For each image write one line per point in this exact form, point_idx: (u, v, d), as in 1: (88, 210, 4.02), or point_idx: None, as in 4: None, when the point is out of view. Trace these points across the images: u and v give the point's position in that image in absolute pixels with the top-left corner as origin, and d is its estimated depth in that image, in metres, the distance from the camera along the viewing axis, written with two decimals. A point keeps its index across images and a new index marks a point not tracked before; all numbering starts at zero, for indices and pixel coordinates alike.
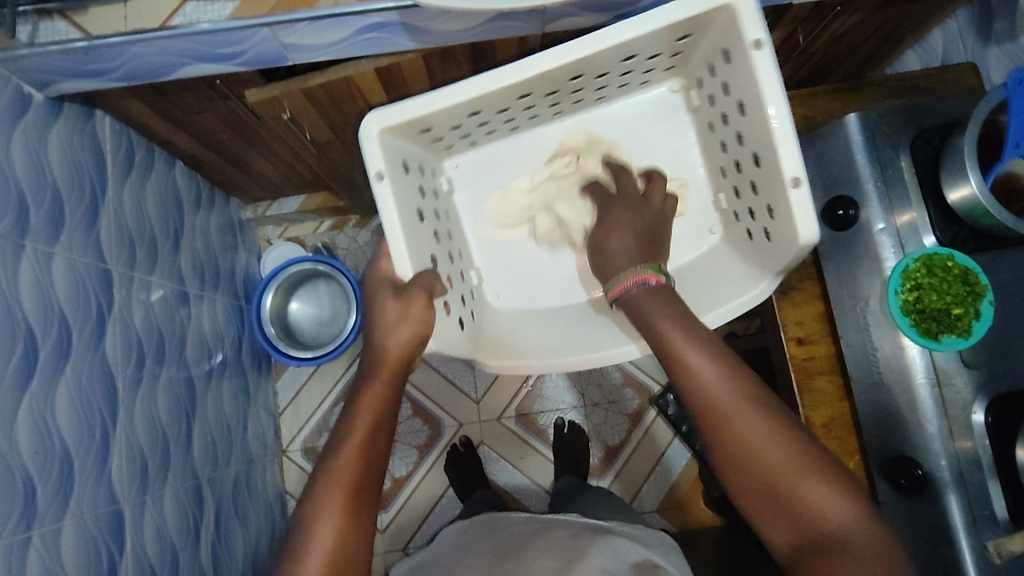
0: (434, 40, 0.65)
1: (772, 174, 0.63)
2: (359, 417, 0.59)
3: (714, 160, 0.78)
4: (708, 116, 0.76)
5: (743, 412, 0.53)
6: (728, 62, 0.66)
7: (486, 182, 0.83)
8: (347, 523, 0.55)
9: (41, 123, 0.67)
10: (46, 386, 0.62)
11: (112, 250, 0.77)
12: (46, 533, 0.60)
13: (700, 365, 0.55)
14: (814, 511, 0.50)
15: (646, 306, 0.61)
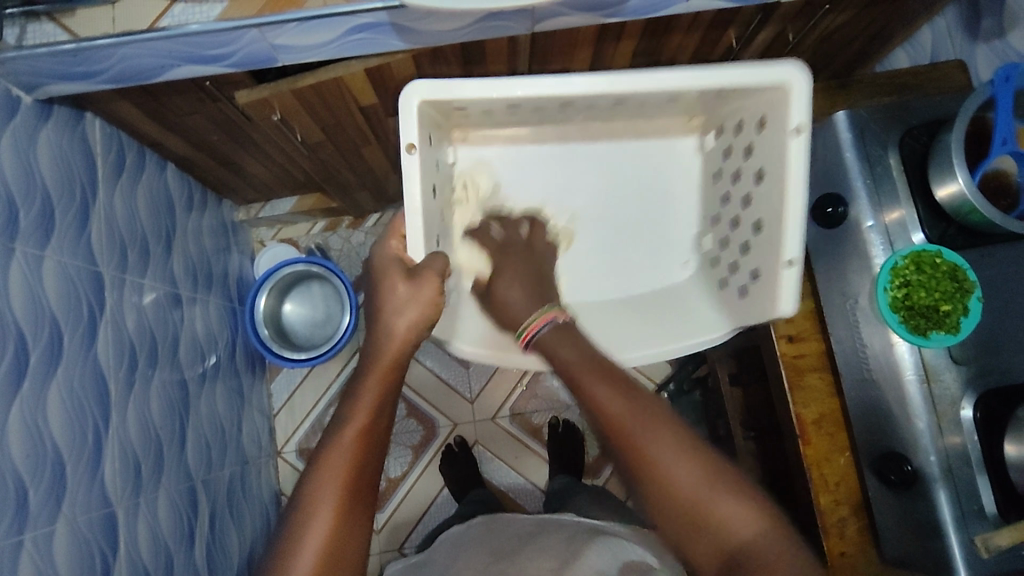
0: (423, 40, 0.65)
1: (773, 238, 0.66)
2: (358, 407, 0.58)
3: (712, 207, 0.81)
4: (719, 166, 0.79)
5: (646, 432, 0.52)
6: (762, 130, 0.69)
7: (495, 173, 0.83)
8: (343, 515, 0.54)
9: (29, 125, 0.67)
10: (38, 389, 0.62)
11: (104, 253, 0.76)
12: (38, 536, 0.60)
13: (601, 391, 0.54)
14: (724, 528, 0.49)
15: (552, 343, 0.61)
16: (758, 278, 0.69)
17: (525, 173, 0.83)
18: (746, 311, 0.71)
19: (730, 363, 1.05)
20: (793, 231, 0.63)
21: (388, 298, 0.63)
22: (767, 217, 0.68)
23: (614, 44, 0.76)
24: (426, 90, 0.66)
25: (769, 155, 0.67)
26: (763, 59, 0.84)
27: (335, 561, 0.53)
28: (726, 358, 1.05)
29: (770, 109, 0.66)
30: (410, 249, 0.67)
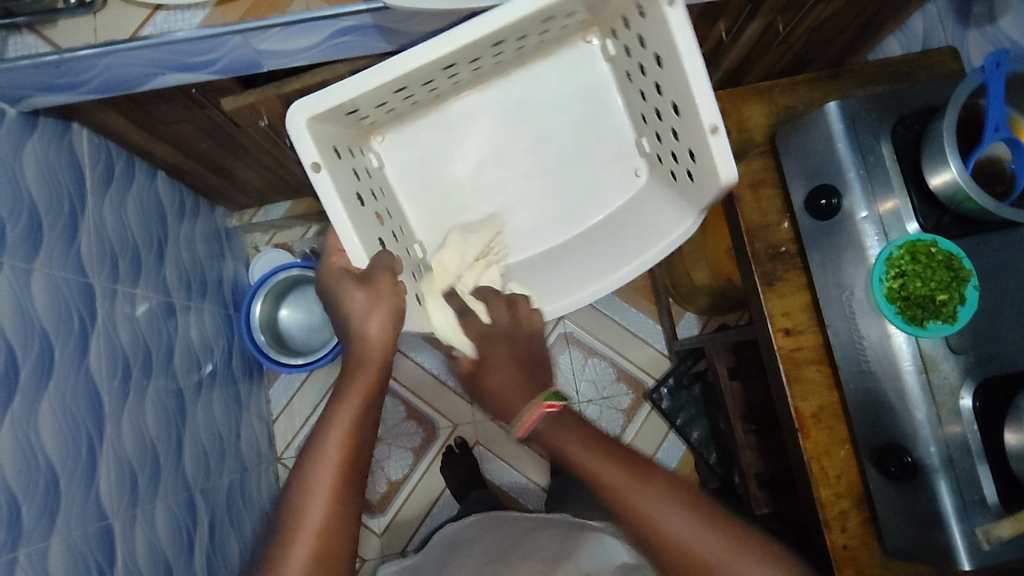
0: (409, 41, 0.64)
1: (691, 119, 0.64)
2: (350, 394, 0.59)
3: (635, 108, 0.77)
4: (625, 65, 0.74)
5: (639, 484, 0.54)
6: (643, 17, 0.64)
7: (418, 160, 0.80)
8: (337, 496, 0.54)
9: (15, 138, 0.66)
10: (30, 404, 0.62)
11: (94, 263, 0.76)
12: (32, 552, 0.60)
13: (613, 477, 0.54)
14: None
15: (555, 439, 0.58)
16: (695, 156, 0.67)
17: (442, 158, 0.80)
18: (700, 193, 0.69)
19: (728, 357, 1.04)
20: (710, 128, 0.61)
21: (348, 307, 0.63)
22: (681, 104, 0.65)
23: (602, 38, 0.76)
24: (314, 104, 0.62)
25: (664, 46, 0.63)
26: (754, 52, 0.85)
27: (335, 543, 0.53)
28: (723, 352, 1.03)
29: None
30: (352, 257, 0.64)
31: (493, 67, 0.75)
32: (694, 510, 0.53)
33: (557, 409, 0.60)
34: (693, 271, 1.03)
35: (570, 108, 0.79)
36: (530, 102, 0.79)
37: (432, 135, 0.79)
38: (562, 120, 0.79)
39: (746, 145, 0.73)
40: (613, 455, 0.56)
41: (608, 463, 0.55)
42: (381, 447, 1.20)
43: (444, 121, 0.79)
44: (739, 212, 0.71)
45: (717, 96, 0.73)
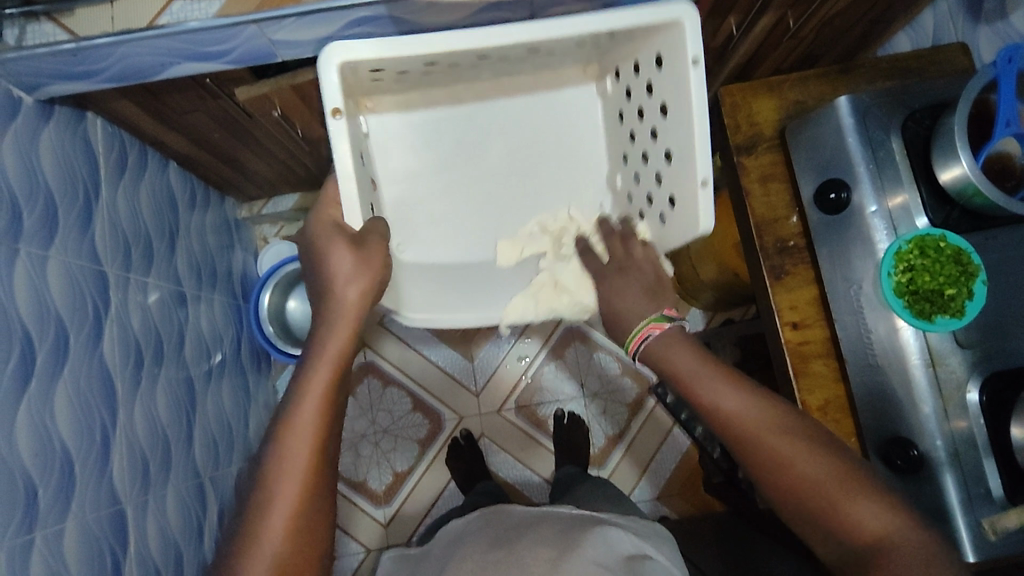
0: (422, 32, 0.65)
1: (683, 164, 0.66)
2: (319, 365, 0.55)
3: (618, 146, 0.82)
4: (620, 105, 0.78)
5: (721, 386, 0.56)
6: (659, 66, 0.67)
7: (404, 147, 0.81)
8: (310, 475, 0.50)
9: (31, 126, 0.67)
10: (45, 388, 0.62)
11: (108, 252, 0.77)
12: (48, 534, 0.61)
13: (725, 400, 0.55)
14: (800, 477, 0.52)
15: (658, 350, 0.61)
16: (674, 203, 0.69)
17: (431, 148, 0.82)
18: (668, 237, 0.71)
19: (734, 351, 1.06)
20: (703, 153, 0.64)
21: (334, 268, 0.60)
22: (675, 153, 0.67)
23: None
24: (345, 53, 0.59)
25: (675, 95, 0.65)
26: (764, 47, 0.86)
27: (305, 528, 0.49)
28: (729, 346, 1.05)
29: (667, 49, 0.64)
30: (346, 218, 0.63)
31: (514, 66, 0.76)
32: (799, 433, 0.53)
33: (660, 328, 0.62)
34: (700, 266, 1.03)
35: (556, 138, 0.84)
36: (524, 125, 0.83)
37: (426, 122, 0.81)
38: (552, 138, 0.84)
39: (754, 139, 0.73)
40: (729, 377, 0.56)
41: (724, 385, 0.56)
42: (387, 438, 1.21)
43: (439, 111, 0.81)
44: (747, 206, 0.71)
45: (727, 91, 0.73)
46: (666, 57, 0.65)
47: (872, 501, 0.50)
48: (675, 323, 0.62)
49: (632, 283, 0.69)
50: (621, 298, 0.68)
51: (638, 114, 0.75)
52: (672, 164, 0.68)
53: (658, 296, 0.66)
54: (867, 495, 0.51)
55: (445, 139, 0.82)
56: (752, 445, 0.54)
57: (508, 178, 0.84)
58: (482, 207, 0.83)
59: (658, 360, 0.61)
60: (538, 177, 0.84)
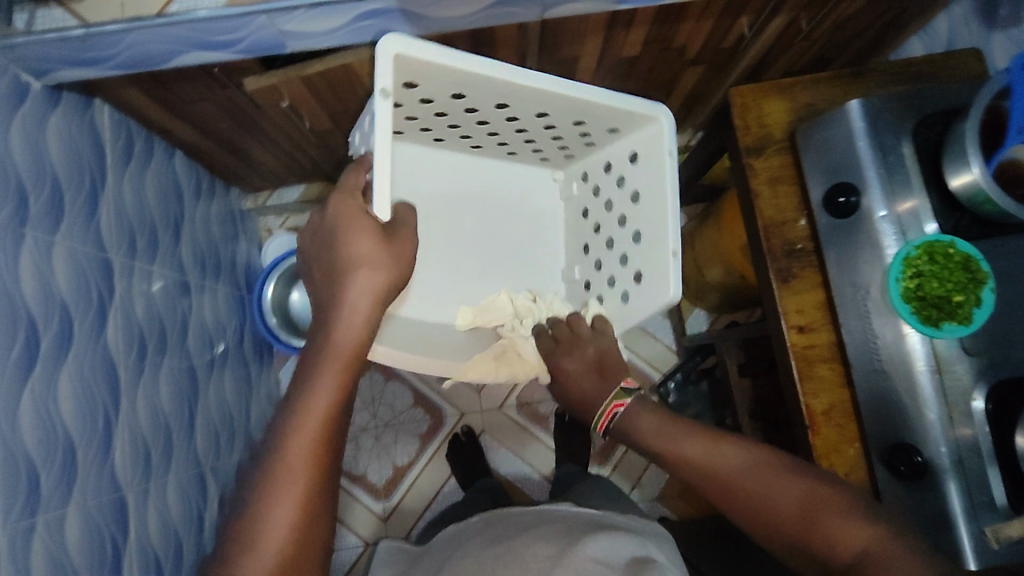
0: (433, 25, 0.65)
1: (656, 239, 0.73)
2: (326, 377, 0.53)
3: (579, 239, 0.90)
4: (587, 203, 0.89)
5: (687, 440, 0.61)
6: (634, 161, 0.78)
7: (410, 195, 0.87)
8: (315, 472, 0.50)
9: (39, 111, 0.67)
10: (48, 374, 0.62)
11: (113, 240, 0.77)
12: (50, 520, 0.60)
13: (699, 451, 0.60)
14: (778, 511, 0.57)
15: (627, 421, 0.66)
16: (642, 279, 0.75)
17: (435, 193, 0.88)
18: (632, 315, 0.76)
19: (739, 353, 1.04)
20: (674, 225, 0.70)
21: (351, 251, 0.57)
22: (647, 229, 0.75)
23: (625, 29, 0.77)
24: (398, 47, 0.62)
25: (649, 179, 0.75)
26: (775, 48, 0.86)
27: (306, 523, 0.49)
28: (734, 349, 1.04)
29: (644, 145, 0.76)
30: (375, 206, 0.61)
31: (512, 148, 0.86)
32: (778, 473, 0.58)
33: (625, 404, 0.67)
34: (706, 268, 1.04)
35: (527, 221, 0.93)
36: (507, 203, 0.92)
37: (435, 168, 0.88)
38: (527, 221, 0.93)
39: (764, 141, 0.73)
40: (703, 434, 0.61)
41: (699, 442, 0.61)
42: (388, 433, 1.21)
43: (447, 162, 0.89)
44: (756, 208, 0.71)
45: (736, 92, 0.73)
46: (643, 152, 0.76)
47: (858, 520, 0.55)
48: (634, 394, 0.68)
49: (581, 360, 0.74)
50: (574, 382, 0.74)
51: (606, 207, 0.84)
52: (640, 245, 0.76)
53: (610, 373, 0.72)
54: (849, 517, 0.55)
55: (448, 188, 0.89)
56: (742, 492, 0.58)
57: (489, 250, 0.90)
58: (469, 266, 0.89)
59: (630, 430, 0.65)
60: (508, 256, 0.91)
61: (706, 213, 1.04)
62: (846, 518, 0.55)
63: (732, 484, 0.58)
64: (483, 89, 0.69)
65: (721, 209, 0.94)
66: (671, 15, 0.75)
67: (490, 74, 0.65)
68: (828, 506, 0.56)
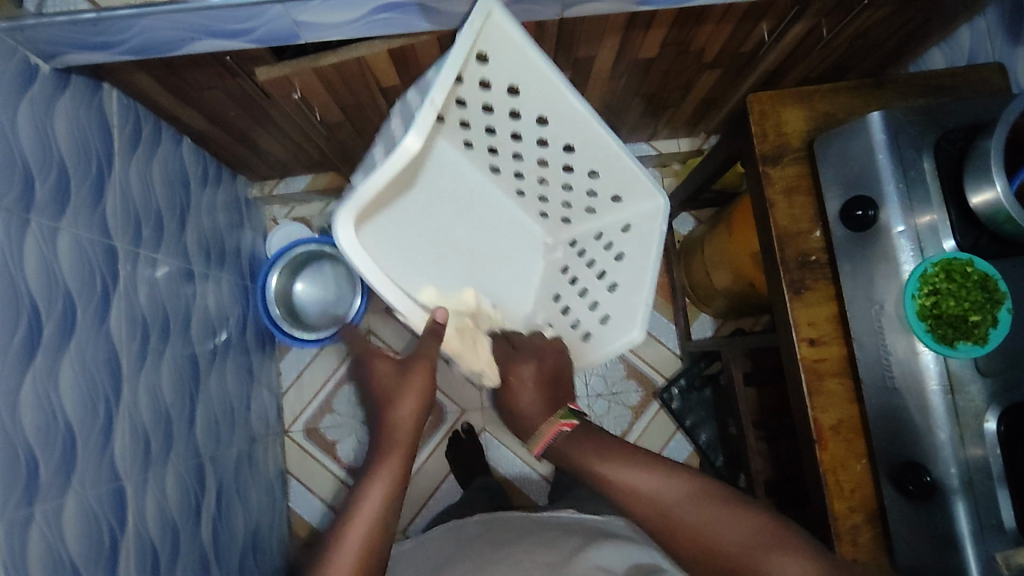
0: (451, 20, 0.64)
1: (631, 295, 0.72)
2: (379, 478, 0.55)
3: (549, 290, 0.84)
4: (567, 262, 0.83)
5: (625, 470, 0.56)
6: (625, 233, 0.75)
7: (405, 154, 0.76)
8: (398, 487, 0.56)
9: (47, 94, 0.66)
10: (51, 362, 0.62)
11: (118, 227, 0.76)
12: (48, 510, 0.60)
13: (639, 478, 0.55)
14: (719, 546, 0.50)
15: (570, 454, 0.60)
16: (608, 321, 0.75)
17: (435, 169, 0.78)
18: (596, 350, 0.75)
19: (746, 364, 1.04)
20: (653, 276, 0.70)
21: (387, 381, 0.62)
22: (623, 283, 0.74)
23: (643, 31, 0.76)
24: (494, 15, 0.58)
25: (640, 246, 0.72)
26: (795, 53, 0.85)
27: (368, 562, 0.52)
28: (741, 358, 1.04)
29: (643, 216, 0.72)
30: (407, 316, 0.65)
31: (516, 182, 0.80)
32: (705, 502, 0.52)
33: (570, 426, 0.63)
34: (714, 273, 1.03)
35: (503, 257, 0.84)
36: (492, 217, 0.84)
37: (438, 159, 0.79)
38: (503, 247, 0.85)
39: (781, 150, 0.72)
40: (637, 459, 0.56)
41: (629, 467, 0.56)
42: None
43: (445, 160, 0.79)
44: (770, 217, 0.70)
45: (754, 98, 0.72)
46: (636, 225, 0.73)
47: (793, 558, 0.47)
48: (581, 417, 0.64)
49: (530, 369, 0.70)
50: (517, 395, 0.68)
51: (587, 268, 0.79)
52: (614, 296, 0.75)
53: (554, 389, 0.69)
54: (784, 550, 0.48)
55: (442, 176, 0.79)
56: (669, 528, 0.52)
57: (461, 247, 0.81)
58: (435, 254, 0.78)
59: (574, 461, 0.60)
60: (478, 259, 0.82)
61: (716, 219, 1.04)
62: (777, 549, 0.48)
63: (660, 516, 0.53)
64: (527, 88, 0.65)
65: (733, 216, 0.94)
66: (690, 18, 0.74)
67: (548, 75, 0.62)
68: (759, 540, 0.49)
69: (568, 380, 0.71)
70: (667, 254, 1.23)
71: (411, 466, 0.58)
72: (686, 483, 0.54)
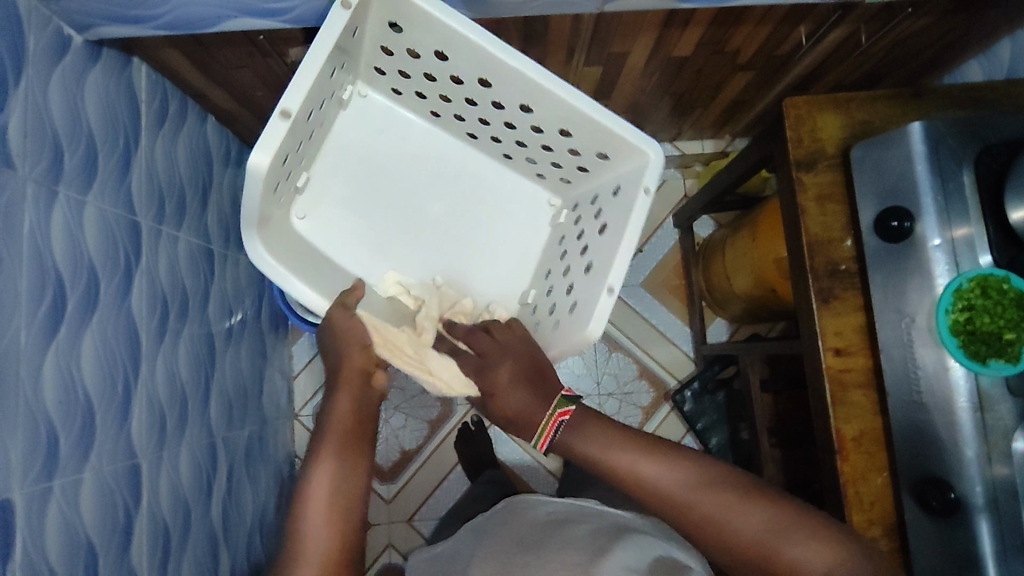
0: (491, 11, 0.65)
1: (599, 275, 0.69)
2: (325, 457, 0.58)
3: (546, 263, 0.83)
4: (565, 232, 0.83)
5: (639, 461, 0.56)
6: (615, 195, 0.73)
7: (368, 133, 0.82)
8: (345, 465, 0.58)
9: (78, 66, 0.65)
10: (73, 336, 0.61)
11: (142, 202, 0.75)
12: (66, 484, 0.60)
13: (653, 471, 0.56)
14: (745, 537, 0.53)
15: (575, 448, 0.59)
16: (574, 310, 0.71)
17: (401, 148, 0.83)
18: (555, 339, 0.72)
19: (763, 368, 1.04)
20: (623, 262, 0.67)
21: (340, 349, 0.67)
22: (598, 260, 0.71)
23: (680, 30, 0.75)
24: None
25: (619, 212, 0.71)
26: (830, 58, 0.83)
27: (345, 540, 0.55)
28: (758, 363, 1.03)
29: (631, 177, 0.71)
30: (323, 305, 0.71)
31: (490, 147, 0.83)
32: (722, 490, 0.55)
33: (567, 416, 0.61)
34: (734, 277, 1.03)
35: (496, 225, 0.86)
36: (474, 186, 0.86)
37: (407, 137, 0.83)
38: (496, 214, 0.86)
39: (815, 156, 0.70)
40: (646, 448, 0.57)
41: (641, 455, 0.57)
42: (397, 415, 1.22)
43: (414, 130, 0.83)
44: (802, 224, 0.69)
45: (791, 102, 0.71)
46: (624, 184, 0.72)
47: (816, 542, 0.52)
48: (577, 403, 0.62)
49: (508, 368, 0.66)
50: (505, 399, 0.64)
51: (578, 238, 0.78)
52: (587, 278, 0.72)
53: (539, 382, 0.64)
54: (801, 534, 0.52)
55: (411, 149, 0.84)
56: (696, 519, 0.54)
57: (431, 222, 0.84)
58: (401, 229, 0.83)
59: (579, 454, 0.59)
60: (454, 233, 0.85)
61: (739, 222, 1.03)
62: (798, 537, 0.52)
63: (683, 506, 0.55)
64: (454, 53, 0.65)
65: (758, 220, 0.93)
66: (728, 19, 0.73)
67: (469, 37, 0.62)
68: (780, 524, 0.53)
69: (552, 375, 0.66)
70: (686, 256, 1.22)
71: (357, 440, 0.60)
72: (702, 473, 0.56)
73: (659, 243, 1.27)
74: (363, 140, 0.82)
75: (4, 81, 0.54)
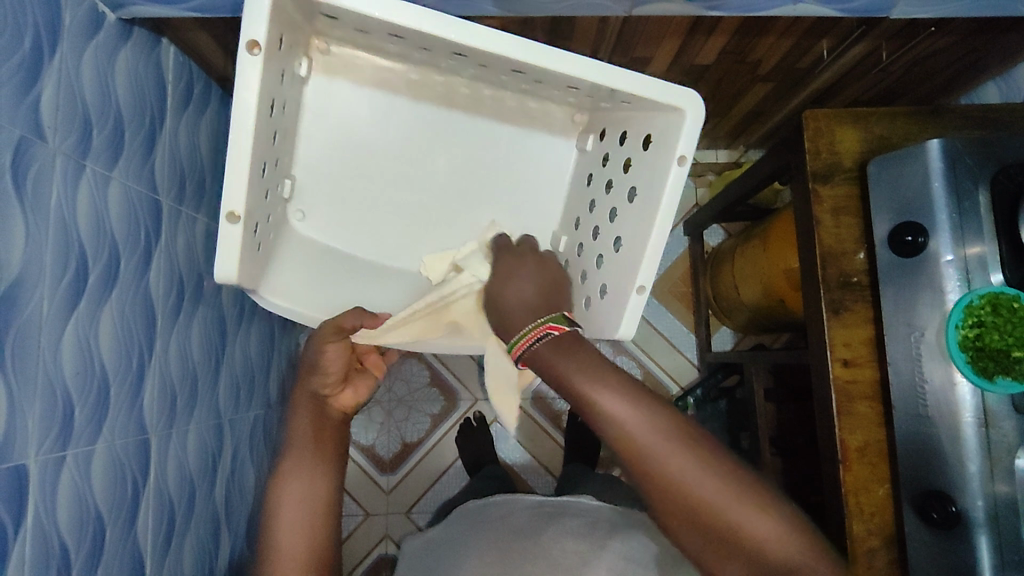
0: (520, 9, 0.65)
1: (627, 263, 0.69)
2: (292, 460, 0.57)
3: (574, 211, 0.83)
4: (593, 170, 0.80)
5: (612, 394, 0.49)
6: (643, 150, 0.68)
7: (340, 106, 0.79)
8: (314, 463, 0.57)
9: (111, 44, 0.66)
10: (93, 309, 0.62)
11: (164, 182, 0.76)
12: (79, 454, 0.60)
13: (621, 408, 0.48)
14: (694, 498, 0.46)
15: (552, 363, 0.52)
16: (604, 292, 0.72)
17: (386, 110, 0.80)
18: (587, 323, 0.75)
19: (768, 378, 1.05)
20: (651, 262, 0.66)
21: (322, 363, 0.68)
22: (626, 240, 0.69)
23: (703, 38, 0.76)
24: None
25: (647, 178, 0.67)
26: (850, 73, 0.84)
27: (319, 534, 0.54)
28: (764, 373, 1.04)
29: (659, 127, 0.66)
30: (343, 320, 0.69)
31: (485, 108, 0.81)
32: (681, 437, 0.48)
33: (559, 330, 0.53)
34: (743, 286, 1.03)
35: (513, 166, 0.85)
36: (477, 134, 0.83)
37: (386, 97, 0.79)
38: (512, 156, 0.84)
39: (832, 168, 0.71)
40: (623, 385, 0.50)
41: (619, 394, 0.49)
42: (401, 407, 1.23)
43: (390, 88, 0.79)
44: (816, 235, 0.70)
45: (811, 114, 0.71)
46: (653, 136, 0.67)
47: (784, 531, 0.46)
48: (574, 325, 0.54)
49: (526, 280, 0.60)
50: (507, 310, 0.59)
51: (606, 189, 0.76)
52: (616, 257, 0.71)
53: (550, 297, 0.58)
54: (763, 511, 0.46)
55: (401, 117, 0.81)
56: (650, 470, 0.47)
57: (443, 182, 0.84)
58: (414, 193, 0.84)
59: (551, 369, 0.52)
60: (470, 191, 0.85)
61: (749, 232, 1.04)
62: (758, 512, 0.46)
63: (642, 455, 0.47)
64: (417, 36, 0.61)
65: (768, 230, 0.94)
66: (752, 29, 0.74)
67: (430, 32, 0.58)
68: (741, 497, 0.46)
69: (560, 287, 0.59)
70: (694, 263, 1.23)
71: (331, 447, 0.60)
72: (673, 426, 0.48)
73: (669, 250, 1.28)
74: (340, 120, 0.80)
75: (39, 56, 0.55)
